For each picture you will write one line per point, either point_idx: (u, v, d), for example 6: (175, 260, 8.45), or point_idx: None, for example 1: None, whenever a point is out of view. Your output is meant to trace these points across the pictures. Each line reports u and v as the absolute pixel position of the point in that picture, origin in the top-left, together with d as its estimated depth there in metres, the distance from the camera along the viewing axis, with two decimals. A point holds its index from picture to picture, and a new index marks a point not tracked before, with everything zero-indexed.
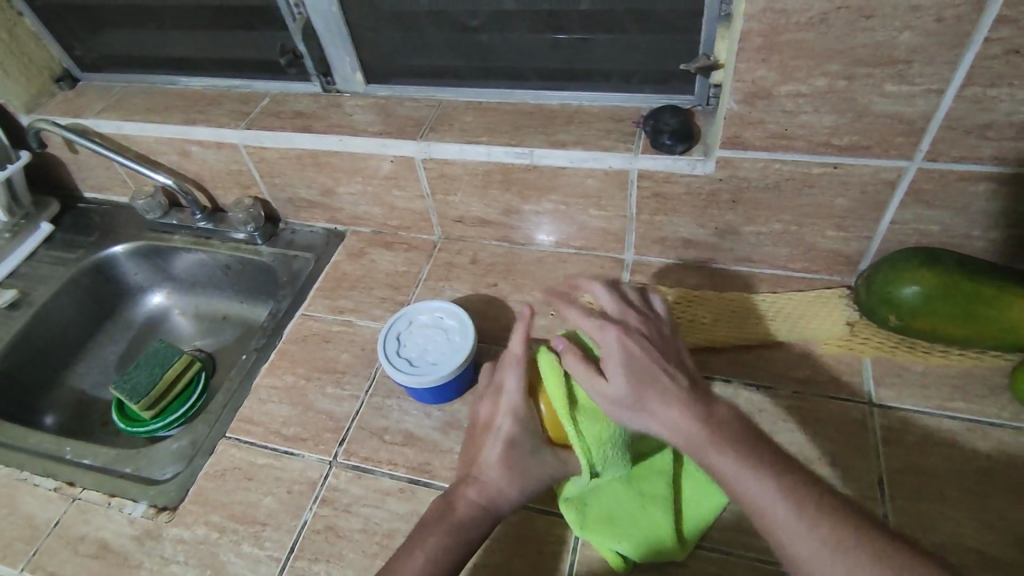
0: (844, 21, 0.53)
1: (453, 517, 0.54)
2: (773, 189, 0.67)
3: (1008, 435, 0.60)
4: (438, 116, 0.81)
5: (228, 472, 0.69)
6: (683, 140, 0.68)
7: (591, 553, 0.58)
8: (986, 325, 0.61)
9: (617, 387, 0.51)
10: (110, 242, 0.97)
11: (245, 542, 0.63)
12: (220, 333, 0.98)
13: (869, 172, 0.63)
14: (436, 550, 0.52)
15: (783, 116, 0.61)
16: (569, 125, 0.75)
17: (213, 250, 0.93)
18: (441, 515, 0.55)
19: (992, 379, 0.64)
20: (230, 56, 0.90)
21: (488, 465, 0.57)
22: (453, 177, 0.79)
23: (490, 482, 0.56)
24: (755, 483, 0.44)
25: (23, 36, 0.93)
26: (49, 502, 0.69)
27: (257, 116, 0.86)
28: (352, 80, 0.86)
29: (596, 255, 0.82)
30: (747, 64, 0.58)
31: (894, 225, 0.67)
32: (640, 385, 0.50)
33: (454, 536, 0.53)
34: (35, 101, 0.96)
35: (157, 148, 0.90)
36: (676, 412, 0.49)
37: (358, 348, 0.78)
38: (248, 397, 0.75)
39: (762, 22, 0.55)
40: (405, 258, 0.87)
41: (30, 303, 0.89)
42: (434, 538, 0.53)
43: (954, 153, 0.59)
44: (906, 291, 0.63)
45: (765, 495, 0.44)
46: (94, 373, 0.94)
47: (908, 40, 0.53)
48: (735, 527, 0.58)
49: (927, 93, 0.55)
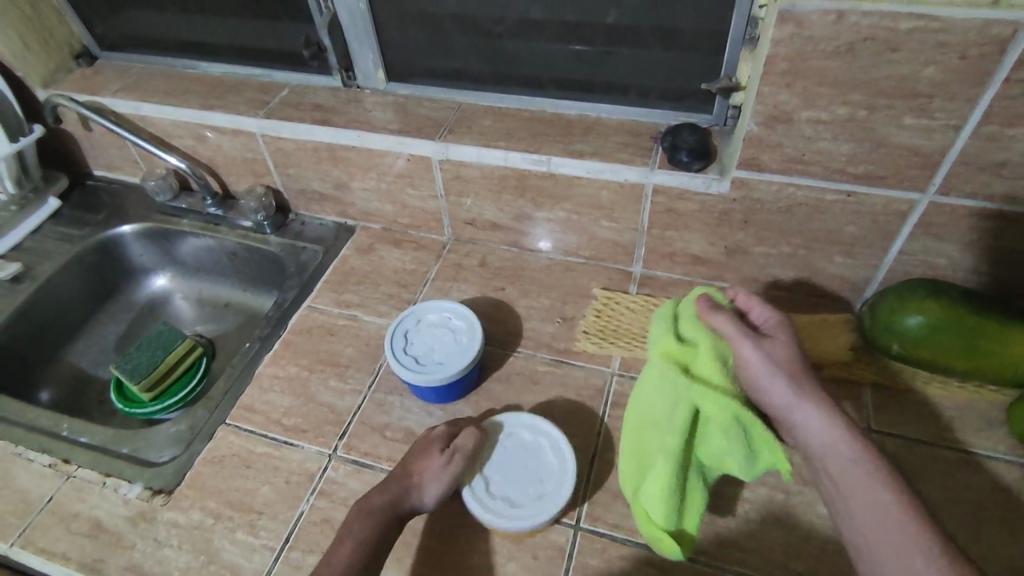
0: (870, 52, 0.54)
1: (382, 513, 0.55)
2: (787, 212, 0.68)
3: (1004, 471, 0.61)
4: (457, 118, 0.81)
5: (226, 459, 0.69)
6: (701, 158, 0.69)
7: (588, 561, 0.58)
8: (984, 360, 0.62)
9: (805, 405, 0.54)
10: (116, 221, 0.96)
11: (240, 530, 0.63)
12: (221, 319, 0.98)
13: (882, 202, 0.64)
14: (357, 540, 0.54)
15: (802, 141, 0.62)
16: (588, 135, 0.76)
17: (222, 237, 0.93)
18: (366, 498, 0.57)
19: (990, 413, 0.65)
20: (253, 45, 0.90)
21: (422, 467, 0.59)
22: (468, 179, 0.80)
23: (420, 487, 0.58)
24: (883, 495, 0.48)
25: (46, 11, 0.93)
26: (43, 477, 0.69)
27: (276, 106, 0.86)
28: (373, 76, 0.86)
29: (605, 266, 0.83)
30: (771, 88, 0.59)
31: (903, 255, 0.68)
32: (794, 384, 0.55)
33: (372, 526, 0.55)
34: (52, 75, 0.96)
35: (173, 131, 0.91)
36: (816, 413, 0.53)
37: (362, 343, 0.78)
38: (249, 385, 0.75)
39: (789, 47, 0.56)
40: (414, 257, 0.87)
41: (33, 279, 0.88)
42: (358, 530, 0.54)
43: (966, 189, 0.60)
44: (910, 321, 0.64)
45: (893, 520, 0.47)
46: (93, 352, 0.94)
47: (931, 75, 0.54)
48: (731, 543, 0.59)
49: (945, 128, 0.56)
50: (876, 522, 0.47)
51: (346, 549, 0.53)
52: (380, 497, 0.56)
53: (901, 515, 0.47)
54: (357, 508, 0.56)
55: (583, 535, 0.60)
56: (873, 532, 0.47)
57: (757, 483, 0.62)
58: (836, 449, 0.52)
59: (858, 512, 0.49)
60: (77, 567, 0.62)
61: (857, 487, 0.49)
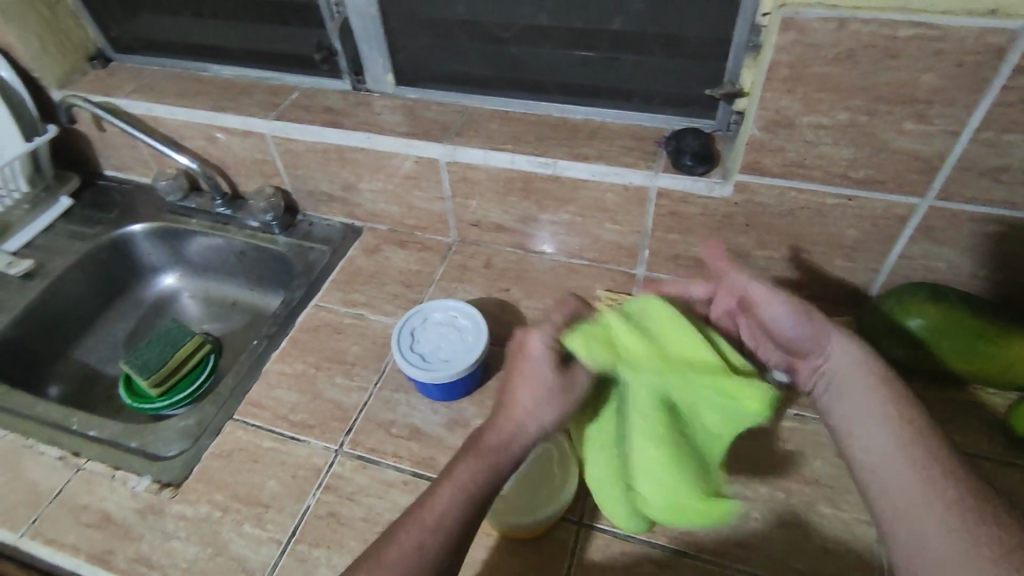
0: (869, 59, 0.55)
1: (486, 450, 0.49)
2: (788, 215, 0.69)
3: (1003, 472, 0.62)
4: (464, 121, 0.83)
5: (234, 453, 0.70)
6: (703, 162, 0.70)
7: (590, 557, 0.59)
8: (983, 362, 0.63)
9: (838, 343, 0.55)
10: (127, 220, 0.98)
11: (247, 523, 0.64)
12: (229, 318, 0.99)
13: (881, 207, 0.65)
14: (461, 487, 0.48)
15: (803, 145, 0.63)
16: (593, 139, 0.77)
17: (231, 236, 0.94)
18: (470, 443, 0.50)
19: (988, 416, 0.66)
20: (264, 49, 0.92)
21: (516, 392, 0.51)
22: (475, 182, 0.81)
23: (522, 419, 0.50)
24: (904, 428, 0.49)
25: (63, 14, 0.94)
26: (53, 470, 0.70)
27: (287, 108, 0.88)
28: (381, 80, 0.88)
29: (608, 268, 0.84)
30: (773, 93, 0.60)
31: (902, 259, 0.69)
32: (820, 330, 0.56)
33: (483, 464, 0.49)
34: (66, 77, 0.97)
35: (185, 132, 0.92)
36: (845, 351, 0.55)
37: (368, 341, 0.79)
38: (257, 381, 0.76)
39: (791, 54, 0.57)
40: (420, 258, 0.88)
41: (45, 275, 0.89)
42: (463, 471, 0.48)
43: (964, 195, 0.61)
44: (911, 323, 0.64)
45: (908, 459, 0.47)
46: (102, 349, 0.95)
47: (930, 82, 0.55)
48: (732, 541, 0.59)
49: (944, 133, 0.58)
50: (891, 458, 0.48)
51: (444, 506, 0.47)
52: (469, 479, 0.48)
53: (926, 463, 0.46)
54: (469, 447, 0.50)
55: (585, 532, 0.61)
56: (888, 469, 0.48)
57: (758, 482, 0.63)
58: (867, 391, 0.52)
59: (875, 450, 0.49)
60: (86, 558, 0.63)
61: (882, 424, 0.50)
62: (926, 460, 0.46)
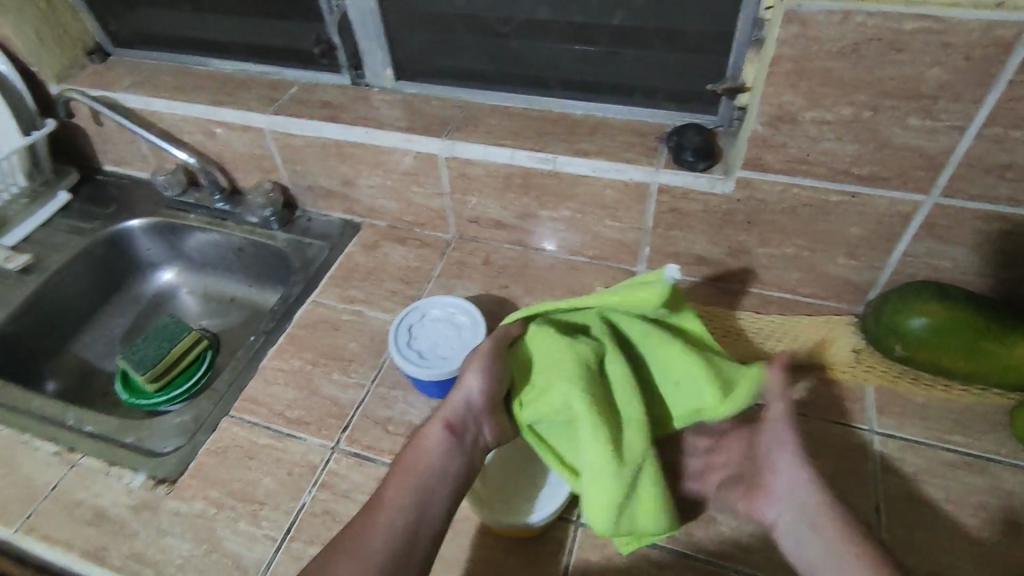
0: (874, 53, 0.54)
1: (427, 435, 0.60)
2: (791, 212, 0.68)
3: (1008, 473, 0.61)
4: (464, 117, 0.82)
5: (229, 450, 0.69)
6: (705, 158, 0.69)
7: (588, 556, 0.59)
8: (988, 360, 0.62)
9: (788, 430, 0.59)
10: (125, 215, 0.97)
11: (242, 520, 0.64)
12: (226, 314, 0.98)
13: (885, 204, 0.64)
14: (403, 473, 0.58)
15: (806, 141, 0.62)
16: (594, 135, 0.77)
17: (228, 232, 0.94)
18: (415, 436, 0.61)
19: (993, 416, 0.65)
20: (263, 43, 0.91)
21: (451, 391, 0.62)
22: (474, 177, 0.80)
23: (453, 411, 0.60)
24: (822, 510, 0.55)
25: (62, 8, 0.94)
26: (48, 465, 0.69)
27: (285, 102, 0.87)
28: (381, 75, 0.87)
29: (608, 265, 0.83)
30: (776, 88, 0.59)
31: (906, 257, 0.68)
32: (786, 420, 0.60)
33: (421, 448, 0.59)
34: (65, 71, 0.97)
35: (183, 127, 0.92)
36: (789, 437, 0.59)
37: (366, 338, 0.78)
38: (254, 377, 0.76)
39: (794, 47, 0.56)
40: (419, 254, 0.88)
41: (43, 270, 0.89)
42: (409, 455, 0.59)
43: (970, 192, 0.60)
44: (913, 322, 0.64)
45: (823, 537, 0.54)
46: (99, 344, 0.95)
47: (936, 76, 0.54)
48: (732, 541, 0.59)
49: (950, 129, 0.57)
50: (804, 536, 0.55)
51: (388, 497, 0.56)
52: (392, 495, 0.56)
53: (842, 542, 0.53)
54: (413, 442, 0.60)
55: (584, 531, 0.60)
56: (805, 544, 0.54)
57: None
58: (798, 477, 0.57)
59: (791, 528, 0.56)
60: (80, 554, 0.62)
61: (810, 504, 0.56)
62: (842, 538, 0.53)
